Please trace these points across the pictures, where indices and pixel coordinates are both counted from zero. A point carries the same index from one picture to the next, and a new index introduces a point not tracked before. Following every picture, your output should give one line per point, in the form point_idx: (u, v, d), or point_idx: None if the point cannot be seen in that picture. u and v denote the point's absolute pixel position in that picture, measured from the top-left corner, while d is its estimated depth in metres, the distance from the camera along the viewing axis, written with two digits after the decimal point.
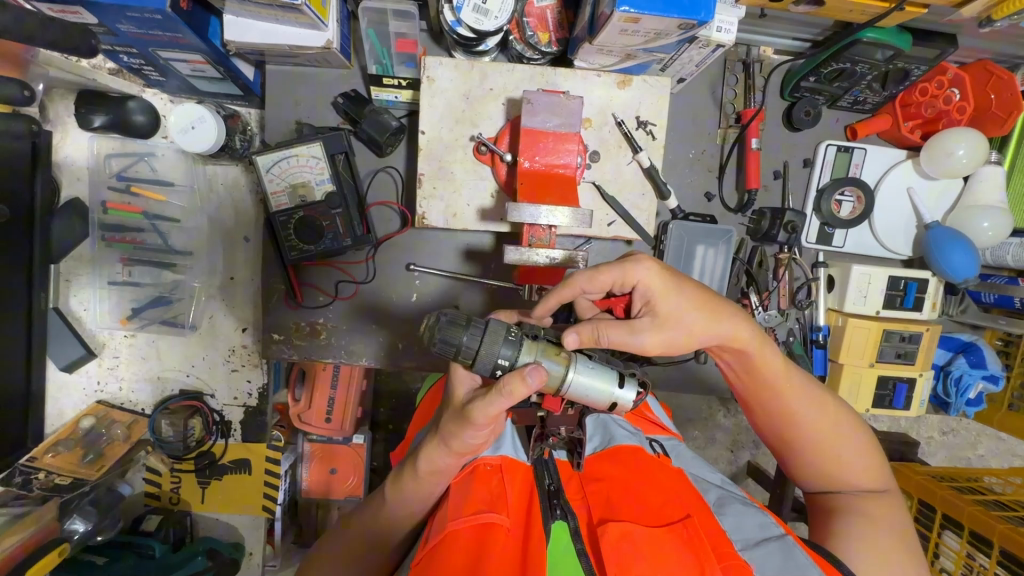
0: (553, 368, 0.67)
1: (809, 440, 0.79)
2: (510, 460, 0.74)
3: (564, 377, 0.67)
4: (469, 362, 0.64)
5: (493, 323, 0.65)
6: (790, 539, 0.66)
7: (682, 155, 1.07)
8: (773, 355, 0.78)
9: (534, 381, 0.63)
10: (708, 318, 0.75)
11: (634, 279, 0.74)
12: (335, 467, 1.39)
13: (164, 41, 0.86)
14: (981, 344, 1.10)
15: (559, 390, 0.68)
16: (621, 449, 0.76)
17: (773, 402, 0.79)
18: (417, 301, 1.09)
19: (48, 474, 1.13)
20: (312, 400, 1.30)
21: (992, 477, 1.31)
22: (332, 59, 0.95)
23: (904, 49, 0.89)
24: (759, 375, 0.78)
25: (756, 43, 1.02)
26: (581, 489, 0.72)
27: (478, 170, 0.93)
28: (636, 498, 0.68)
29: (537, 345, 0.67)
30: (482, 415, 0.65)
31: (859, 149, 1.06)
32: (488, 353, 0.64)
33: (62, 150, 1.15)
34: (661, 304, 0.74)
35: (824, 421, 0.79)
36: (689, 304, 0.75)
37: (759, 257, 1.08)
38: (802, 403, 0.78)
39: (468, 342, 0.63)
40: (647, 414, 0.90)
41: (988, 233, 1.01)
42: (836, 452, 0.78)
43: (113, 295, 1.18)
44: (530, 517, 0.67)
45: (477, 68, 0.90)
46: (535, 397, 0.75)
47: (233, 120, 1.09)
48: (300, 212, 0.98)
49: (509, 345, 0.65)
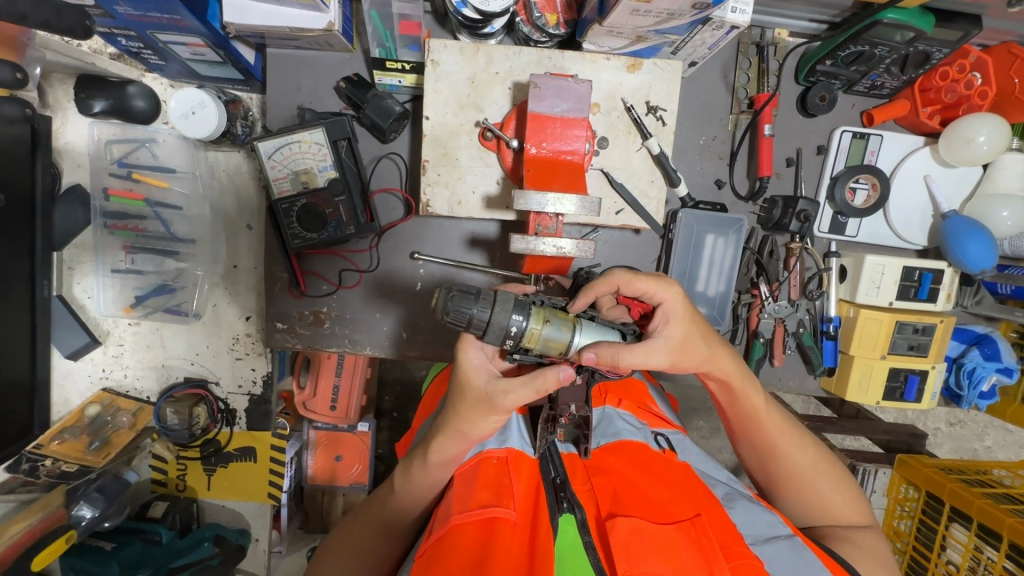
0: (557, 335, 0.67)
1: (792, 471, 0.80)
2: (517, 453, 0.74)
3: (569, 343, 0.67)
4: (481, 335, 0.65)
5: (501, 295, 0.65)
6: (799, 540, 0.65)
7: (692, 141, 1.04)
8: (754, 386, 0.79)
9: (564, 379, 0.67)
10: (707, 350, 0.74)
11: (659, 297, 0.71)
12: (340, 454, 1.40)
13: (162, 23, 0.84)
14: (996, 336, 1.08)
15: (564, 355, 0.68)
16: (627, 444, 0.76)
17: (754, 433, 0.80)
18: (421, 290, 1.08)
19: (54, 462, 1.12)
20: (317, 388, 1.30)
21: (1001, 470, 1.30)
22: (333, 41, 0.93)
23: (926, 30, 0.86)
24: (741, 407, 0.80)
25: (771, 25, 0.99)
26: (587, 482, 0.72)
27: (484, 157, 0.91)
28: (644, 492, 0.68)
29: (544, 311, 0.67)
30: (509, 403, 0.67)
31: (875, 135, 1.03)
32: (497, 325, 0.64)
33: (63, 136, 1.14)
34: (676, 328, 0.71)
35: (805, 454, 0.80)
36: (699, 332, 0.73)
37: (769, 247, 1.05)
38: (783, 437, 0.79)
39: (479, 314, 0.63)
40: (649, 407, 0.89)
41: (1007, 224, 0.98)
42: (816, 485, 0.80)
43: (117, 283, 1.18)
44: (537, 510, 0.66)
45: (482, 50, 0.88)
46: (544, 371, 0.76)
47: (235, 105, 1.08)
48: (303, 199, 0.96)
49: (519, 315, 0.65)
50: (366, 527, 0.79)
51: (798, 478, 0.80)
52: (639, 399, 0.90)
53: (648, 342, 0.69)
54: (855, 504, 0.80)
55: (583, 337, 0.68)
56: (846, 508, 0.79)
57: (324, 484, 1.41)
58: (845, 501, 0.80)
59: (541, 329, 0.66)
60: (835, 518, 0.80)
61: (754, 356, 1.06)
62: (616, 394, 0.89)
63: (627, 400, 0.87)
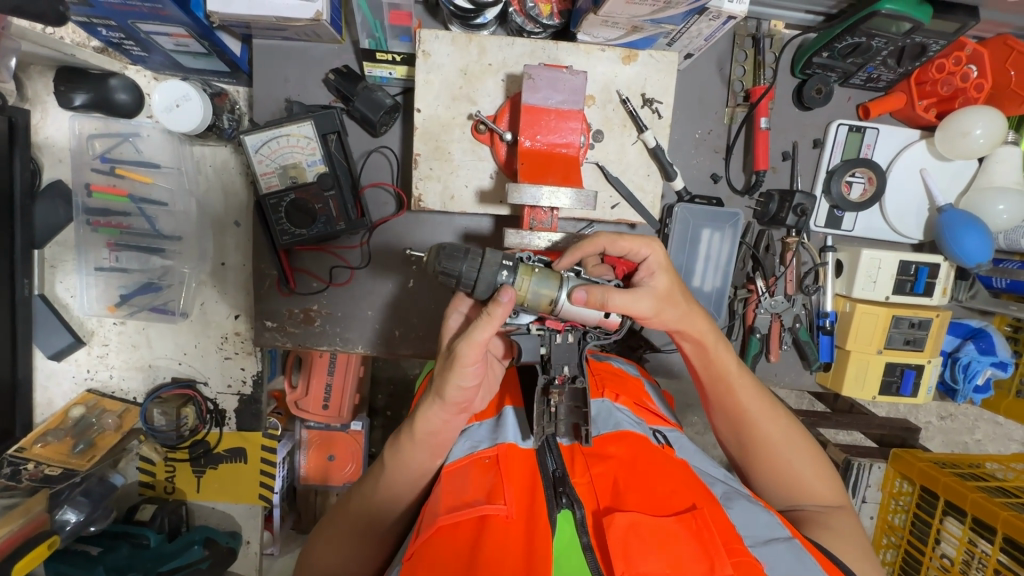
0: (545, 286, 0.68)
1: (763, 442, 0.78)
2: (509, 446, 0.71)
3: (557, 293, 0.68)
4: (471, 290, 0.66)
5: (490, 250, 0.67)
6: (798, 542, 0.64)
7: (688, 135, 1.03)
8: (726, 349, 0.79)
9: (506, 302, 0.64)
10: (682, 307, 0.74)
11: (643, 253, 0.73)
12: (333, 454, 1.38)
13: (144, 13, 0.82)
14: (991, 330, 1.08)
15: (554, 308, 0.69)
16: (630, 435, 0.73)
17: (727, 398, 0.79)
18: (413, 287, 1.06)
19: (37, 465, 1.08)
20: (309, 387, 1.28)
21: (993, 463, 1.31)
22: (322, 32, 0.90)
23: (924, 21, 0.84)
24: (714, 372, 0.79)
25: (767, 16, 0.98)
26: (586, 472, 0.70)
27: (477, 150, 0.89)
28: (643, 485, 0.66)
29: (531, 266, 0.69)
30: (465, 348, 0.64)
31: (871, 128, 1.02)
32: (487, 277, 0.65)
33: (42, 131, 1.11)
34: (662, 278, 0.72)
35: (778, 427, 0.78)
36: (680, 288, 0.74)
37: (766, 242, 1.04)
38: (755, 406, 0.78)
39: (467, 270, 0.65)
40: (647, 405, 0.87)
41: (1003, 218, 0.97)
42: (789, 462, 0.78)
43: (101, 281, 1.14)
44: (533, 505, 0.65)
45: (475, 41, 0.86)
46: (534, 324, 0.73)
47: (221, 98, 1.05)
48: (292, 194, 0.94)
49: (507, 266, 0.67)
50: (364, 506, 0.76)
51: (771, 452, 0.78)
52: (636, 395, 0.88)
53: (636, 290, 0.71)
54: (828, 484, 0.78)
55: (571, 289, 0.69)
56: (819, 487, 0.78)
57: (318, 484, 1.39)
58: (819, 481, 0.78)
59: (528, 281, 0.67)
60: (805, 495, 0.78)
61: (749, 351, 1.06)
62: (614, 389, 0.85)
63: (624, 396, 0.84)
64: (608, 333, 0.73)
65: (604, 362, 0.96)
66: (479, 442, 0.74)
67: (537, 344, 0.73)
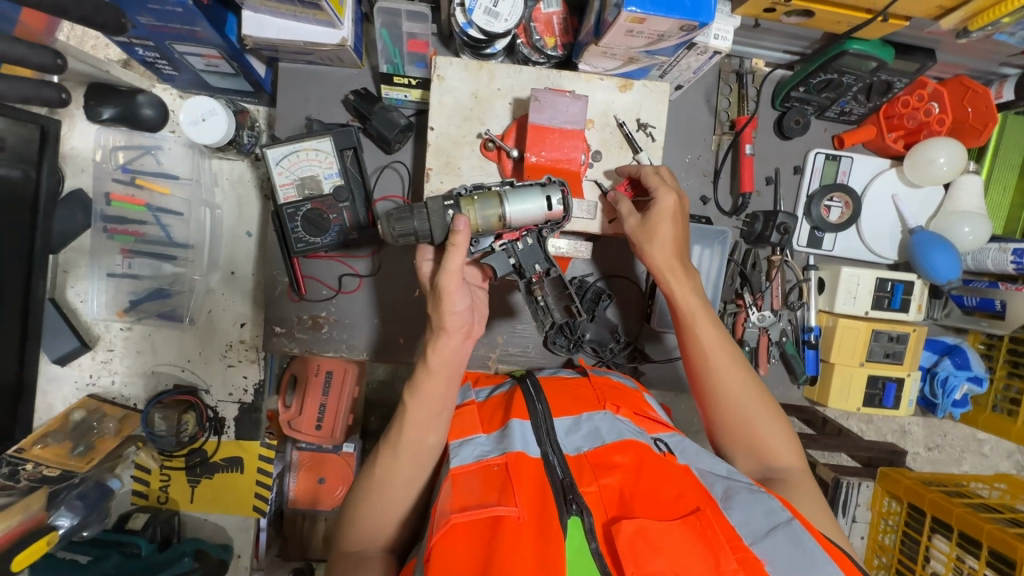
0: (488, 208, 0.79)
1: (718, 386, 0.84)
2: (518, 454, 0.73)
3: (501, 208, 0.80)
4: (430, 237, 0.79)
5: (428, 202, 0.79)
6: (797, 525, 0.66)
7: (678, 160, 1.11)
8: (696, 295, 0.87)
9: (462, 230, 0.76)
10: (664, 243, 0.88)
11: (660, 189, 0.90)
12: (324, 476, 1.29)
13: (182, 34, 0.90)
14: (965, 346, 1.15)
15: (503, 222, 0.80)
16: (634, 445, 0.76)
17: (692, 343, 0.86)
18: (419, 297, 1.11)
19: (36, 466, 1.06)
20: (303, 407, 1.23)
21: (978, 483, 1.35)
22: (344, 56, 0.98)
23: (887, 61, 0.94)
24: (690, 327, 0.87)
25: (749, 55, 1.08)
26: (594, 481, 0.73)
27: (485, 166, 0.95)
28: (649, 493, 0.70)
29: (472, 196, 0.80)
30: (447, 275, 0.77)
31: (847, 157, 1.11)
32: (437, 220, 0.79)
33: (69, 142, 1.17)
34: (660, 210, 0.88)
35: (740, 391, 0.83)
36: (669, 231, 0.89)
37: (752, 259, 1.12)
38: (722, 366, 0.84)
39: (420, 225, 0.78)
40: (648, 414, 0.89)
41: (969, 239, 1.05)
42: (751, 426, 0.82)
43: (111, 287, 1.18)
44: (544, 510, 0.68)
45: (486, 68, 0.94)
46: (496, 242, 0.83)
47: (243, 116, 1.12)
48: (308, 205, 1.00)
49: (449, 206, 0.80)
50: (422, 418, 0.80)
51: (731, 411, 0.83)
52: (636, 406, 0.90)
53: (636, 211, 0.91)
54: (791, 450, 0.82)
55: (512, 200, 0.80)
56: (782, 452, 0.81)
57: (307, 508, 1.31)
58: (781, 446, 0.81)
59: (472, 210, 0.80)
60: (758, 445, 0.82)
61: None
62: (614, 402, 0.88)
63: (625, 408, 0.87)
64: (559, 224, 0.84)
65: (604, 376, 0.99)
66: (484, 451, 0.77)
67: (505, 257, 0.84)
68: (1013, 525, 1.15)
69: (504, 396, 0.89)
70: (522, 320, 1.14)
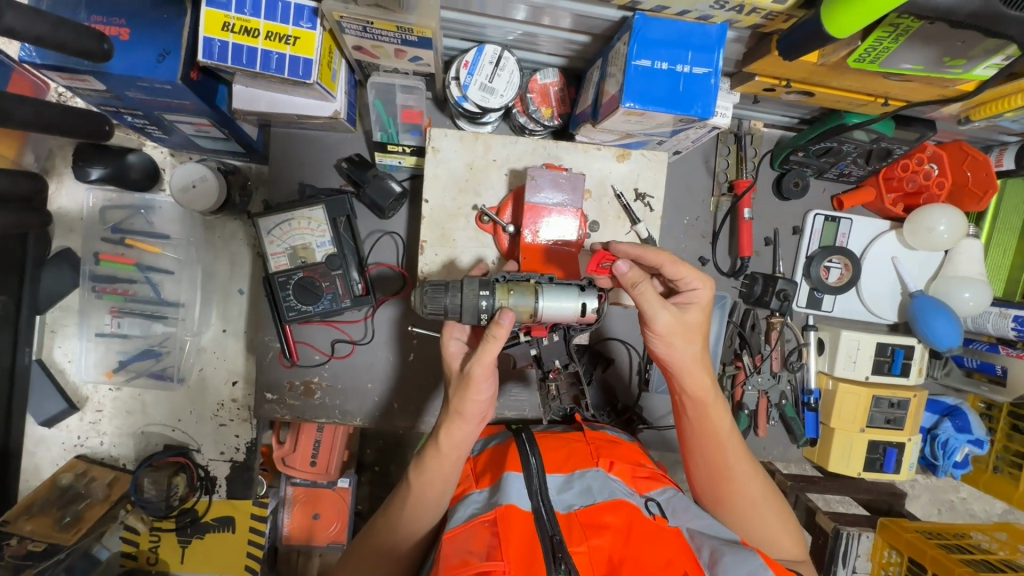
0: (522, 302, 0.72)
1: (739, 498, 0.79)
2: (507, 507, 0.70)
3: (534, 305, 0.72)
4: (460, 319, 0.72)
5: (467, 279, 0.73)
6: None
7: (676, 222, 1.10)
8: (723, 407, 0.80)
9: (507, 322, 0.68)
10: (695, 350, 0.77)
11: (693, 283, 0.76)
12: (318, 512, 1.26)
13: (171, 106, 0.87)
14: (966, 408, 1.14)
15: (534, 318, 0.73)
16: (625, 504, 0.72)
17: (714, 454, 0.79)
18: (414, 361, 1.09)
19: (20, 540, 1.06)
20: (297, 443, 1.20)
21: (979, 533, 1.29)
22: (338, 125, 0.97)
23: (887, 133, 0.92)
24: (704, 422, 0.79)
25: (747, 117, 1.06)
26: (585, 539, 0.69)
27: (480, 238, 0.93)
28: (640, 556, 0.67)
29: (507, 284, 0.73)
30: (478, 367, 0.71)
31: (846, 219, 1.10)
32: (469, 305, 0.71)
33: (56, 201, 1.14)
34: (695, 311, 0.76)
35: (753, 486, 0.79)
36: (695, 333, 0.76)
37: (751, 320, 1.10)
38: (735, 464, 0.79)
39: (451, 303, 0.71)
40: (643, 467, 0.85)
41: (969, 305, 1.03)
42: (758, 520, 0.79)
43: (100, 346, 1.15)
44: (531, 569, 0.64)
45: (481, 139, 0.92)
46: (523, 333, 0.84)
47: (234, 176, 1.10)
48: (300, 273, 0.98)
49: (485, 294, 0.72)
50: (428, 489, 0.77)
51: (741, 508, 0.79)
52: (631, 459, 0.86)
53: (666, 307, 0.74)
54: (793, 540, 0.81)
55: (547, 296, 0.72)
56: (785, 544, 0.80)
57: (300, 546, 1.27)
58: (785, 538, 0.80)
59: (507, 301, 0.72)
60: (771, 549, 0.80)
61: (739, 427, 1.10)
62: (608, 457, 0.83)
63: (619, 463, 0.82)
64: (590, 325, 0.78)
65: (599, 431, 0.94)
66: (477, 508, 0.73)
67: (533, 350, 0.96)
68: None
69: (499, 450, 0.86)
70: (518, 383, 1.12)
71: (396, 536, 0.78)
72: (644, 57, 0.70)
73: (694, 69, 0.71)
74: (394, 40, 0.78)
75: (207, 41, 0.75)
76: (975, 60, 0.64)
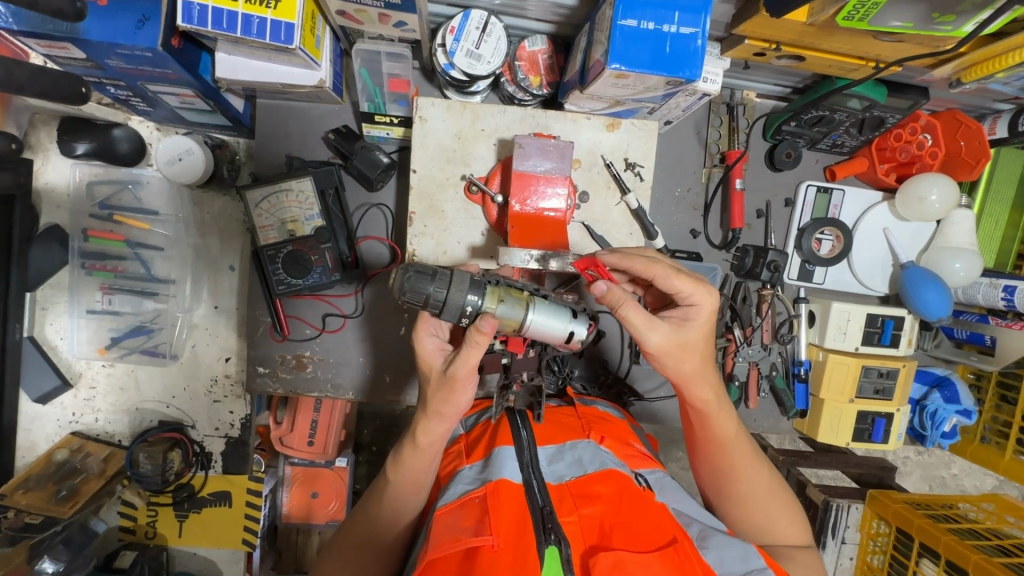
0: (511, 312, 0.71)
1: (745, 494, 0.79)
2: (497, 482, 0.69)
3: (523, 319, 0.71)
4: (439, 315, 0.70)
5: (457, 275, 0.70)
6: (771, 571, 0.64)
7: (668, 193, 1.10)
8: (727, 412, 0.78)
9: (489, 328, 0.66)
10: (692, 367, 0.74)
11: (693, 297, 0.71)
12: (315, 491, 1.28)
13: (154, 75, 0.85)
14: (954, 378, 1.14)
15: (518, 330, 0.72)
16: (614, 474, 0.72)
17: (719, 455, 0.79)
18: (405, 335, 1.09)
19: (17, 513, 1.08)
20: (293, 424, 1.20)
21: (965, 504, 1.30)
22: (324, 95, 0.95)
23: (879, 100, 0.91)
24: (709, 427, 0.78)
25: (739, 87, 1.05)
26: (574, 508, 0.69)
27: (469, 210, 0.92)
28: (630, 523, 0.66)
29: (499, 291, 0.71)
30: (462, 369, 0.70)
31: (838, 190, 1.10)
32: (454, 303, 0.68)
33: (43, 177, 1.14)
34: (694, 328, 0.71)
35: (757, 480, 0.79)
36: (697, 349, 0.73)
37: (743, 293, 1.10)
38: (740, 459, 0.78)
39: (435, 294, 0.68)
40: (632, 443, 0.85)
41: (959, 275, 1.04)
42: (763, 513, 0.78)
43: (92, 324, 1.16)
44: (521, 540, 0.64)
45: (469, 108, 0.91)
46: (500, 343, 0.81)
47: (221, 150, 1.09)
48: (290, 246, 0.98)
49: (473, 294, 0.69)
50: (421, 462, 0.76)
51: (746, 499, 0.79)
52: (621, 437, 0.85)
53: (658, 323, 0.70)
54: (798, 528, 0.80)
55: (538, 311, 0.72)
56: (790, 532, 0.79)
57: (300, 523, 1.28)
58: (787, 525, 0.79)
59: (495, 307, 0.70)
60: (777, 540, 0.79)
61: (730, 398, 1.10)
62: (598, 431, 0.84)
63: (609, 438, 0.83)
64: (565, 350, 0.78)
65: (590, 406, 0.94)
66: (470, 485, 0.72)
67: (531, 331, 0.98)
68: (1000, 553, 1.10)
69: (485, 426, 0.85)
70: None
71: (387, 512, 0.78)
72: (630, 18, 0.69)
73: (681, 29, 0.70)
74: (378, 4, 0.77)
75: (186, 4, 0.73)
76: (965, 15, 0.63)
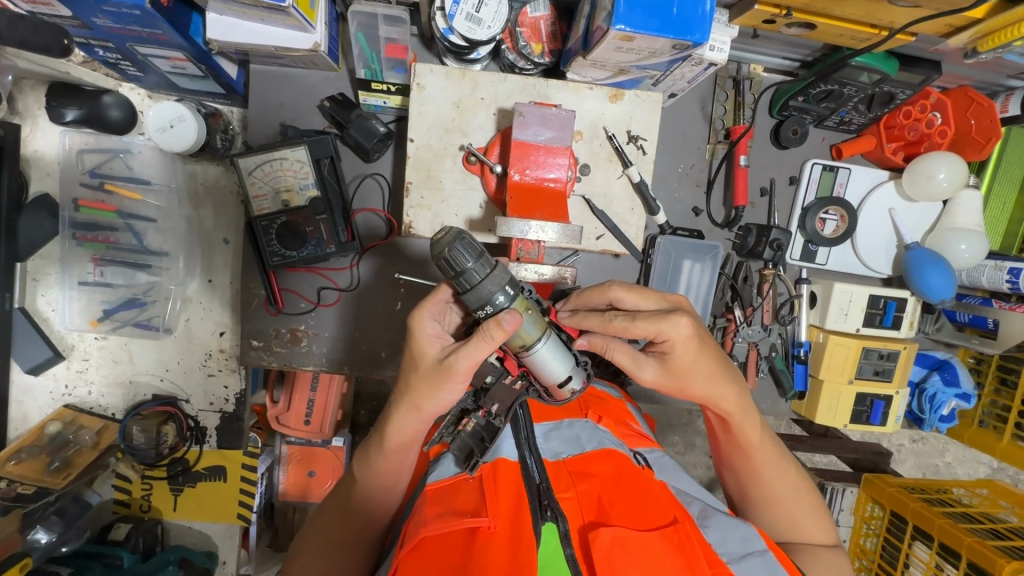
0: (530, 329, 0.68)
1: (772, 495, 0.79)
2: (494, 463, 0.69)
3: (535, 340, 0.69)
4: (462, 292, 0.66)
5: (500, 265, 0.67)
6: (771, 555, 0.64)
7: (671, 169, 1.08)
8: (753, 420, 0.78)
9: (509, 326, 0.63)
10: (704, 389, 0.75)
11: (665, 333, 0.71)
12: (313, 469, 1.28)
13: (143, 37, 0.82)
14: (955, 362, 1.13)
15: (524, 351, 0.70)
16: (614, 454, 0.71)
17: (744, 458, 0.80)
18: (401, 310, 1.08)
19: (9, 483, 1.07)
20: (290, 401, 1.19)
21: (959, 488, 1.30)
22: (319, 61, 0.92)
23: (890, 73, 0.89)
24: (734, 434, 0.79)
25: (746, 60, 1.02)
26: (571, 486, 0.67)
27: (467, 180, 0.90)
28: (629, 500, 0.65)
29: (528, 302, 0.69)
30: (462, 364, 0.67)
31: (844, 168, 1.07)
32: (484, 290, 0.64)
33: (31, 144, 1.11)
34: (681, 358, 0.73)
35: (784, 481, 0.79)
36: (700, 370, 0.74)
37: (743, 273, 1.08)
38: (766, 462, 0.79)
39: (472, 271, 0.63)
40: (630, 423, 0.85)
41: (965, 256, 1.02)
42: (791, 513, 0.79)
43: (84, 296, 1.15)
44: (517, 517, 0.62)
45: (468, 75, 0.88)
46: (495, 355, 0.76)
47: (214, 118, 1.06)
48: (284, 217, 0.96)
49: (508, 290, 0.67)
50: (408, 438, 0.75)
51: (772, 500, 0.79)
52: (617, 417, 0.85)
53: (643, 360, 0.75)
54: (823, 528, 0.80)
55: (548, 344, 0.70)
56: (816, 532, 0.80)
57: (296, 502, 1.28)
58: (813, 525, 0.80)
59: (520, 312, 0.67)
60: (802, 539, 0.80)
61: None
62: (596, 411, 0.83)
63: (606, 417, 0.82)
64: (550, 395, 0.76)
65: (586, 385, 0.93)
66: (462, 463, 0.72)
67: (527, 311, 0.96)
68: (993, 537, 1.10)
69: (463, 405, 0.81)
70: None
71: (374, 483, 0.77)
72: None
73: None
74: None
75: None
76: None
